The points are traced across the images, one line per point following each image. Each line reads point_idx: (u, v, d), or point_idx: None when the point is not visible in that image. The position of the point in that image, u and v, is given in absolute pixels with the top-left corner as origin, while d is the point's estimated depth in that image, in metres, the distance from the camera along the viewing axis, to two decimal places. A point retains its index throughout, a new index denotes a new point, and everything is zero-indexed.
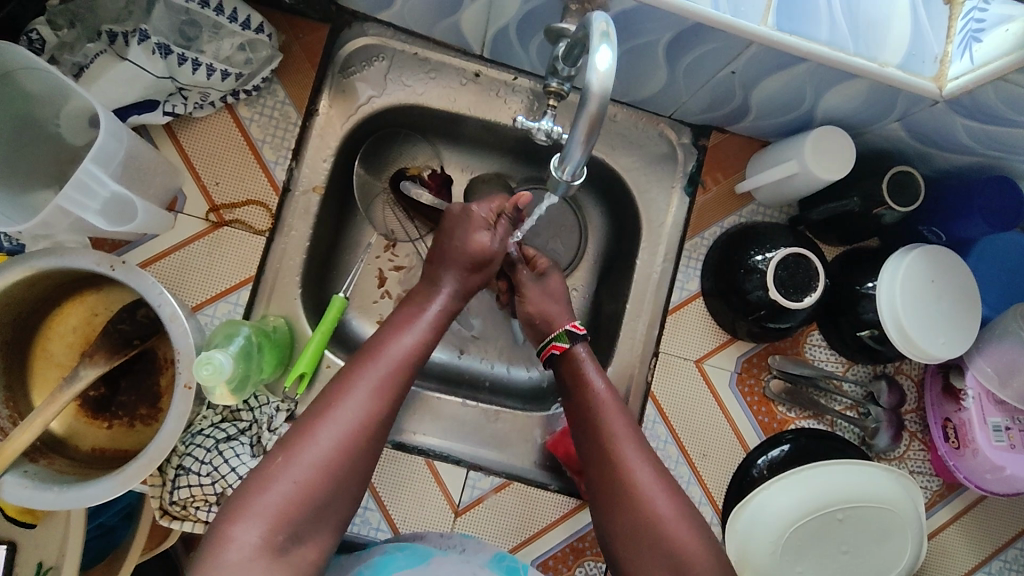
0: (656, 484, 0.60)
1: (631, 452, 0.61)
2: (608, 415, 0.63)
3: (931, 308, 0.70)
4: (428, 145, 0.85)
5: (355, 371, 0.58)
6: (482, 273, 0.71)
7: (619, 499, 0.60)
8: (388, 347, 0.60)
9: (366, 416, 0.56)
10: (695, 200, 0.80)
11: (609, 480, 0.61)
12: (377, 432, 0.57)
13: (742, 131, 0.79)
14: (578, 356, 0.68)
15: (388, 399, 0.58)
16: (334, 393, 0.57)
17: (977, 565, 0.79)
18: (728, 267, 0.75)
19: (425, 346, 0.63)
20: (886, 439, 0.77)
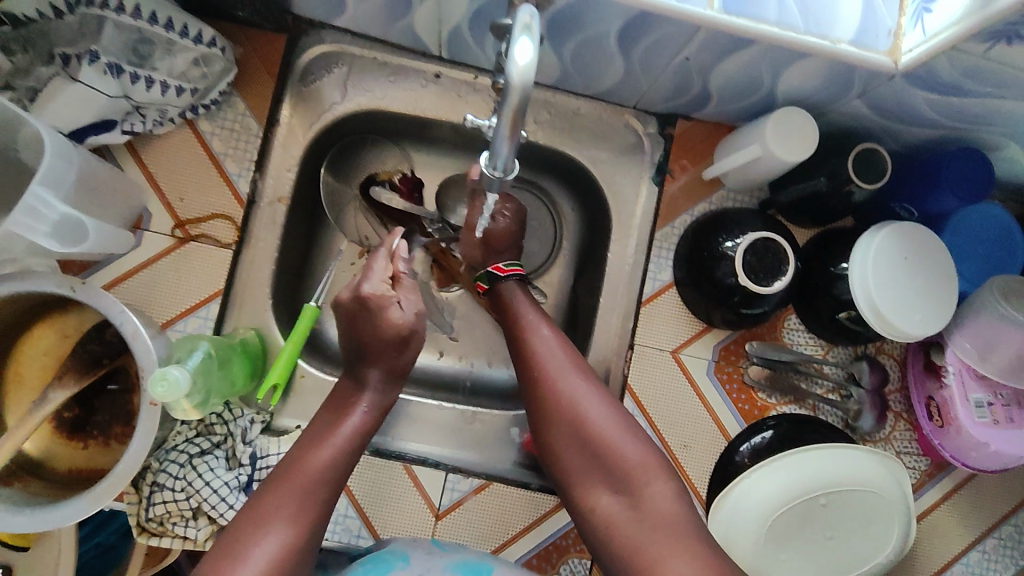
0: (589, 396, 0.64)
1: (564, 370, 0.66)
2: (537, 340, 0.68)
3: (906, 285, 0.69)
4: (397, 148, 0.85)
5: (268, 501, 0.57)
6: (404, 356, 0.69)
7: (553, 416, 0.65)
8: (301, 470, 0.60)
9: (283, 551, 0.55)
10: (664, 188, 0.79)
11: (544, 402, 0.65)
12: (300, 557, 0.56)
13: (707, 117, 0.78)
14: (508, 287, 0.72)
15: (304, 529, 0.57)
16: (249, 529, 0.56)
17: (971, 544, 0.78)
18: (698, 255, 0.74)
19: (347, 460, 0.62)
20: (871, 421, 0.76)
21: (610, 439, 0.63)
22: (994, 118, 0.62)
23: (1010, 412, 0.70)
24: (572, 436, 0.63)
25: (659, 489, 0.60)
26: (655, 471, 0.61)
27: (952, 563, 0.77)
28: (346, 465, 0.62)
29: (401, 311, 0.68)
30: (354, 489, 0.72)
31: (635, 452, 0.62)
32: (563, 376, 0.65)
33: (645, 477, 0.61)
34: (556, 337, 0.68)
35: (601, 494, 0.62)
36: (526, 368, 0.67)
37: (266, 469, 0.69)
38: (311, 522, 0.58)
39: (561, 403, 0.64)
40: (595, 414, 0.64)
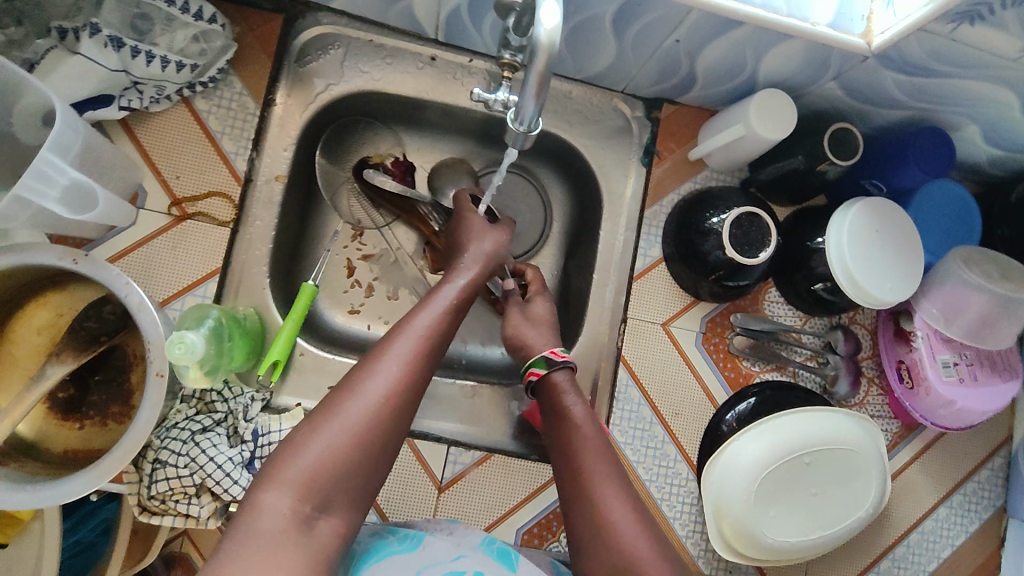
0: (626, 517, 0.57)
1: (603, 487, 0.59)
2: (581, 443, 0.62)
3: (878, 256, 0.74)
4: (390, 133, 0.87)
5: (388, 340, 0.59)
6: (494, 262, 0.73)
7: (580, 498, 0.59)
8: (417, 319, 0.61)
9: (393, 389, 0.55)
10: (652, 170, 0.82)
11: (583, 514, 0.58)
12: (414, 391, 0.57)
13: (692, 101, 0.82)
14: (556, 383, 0.68)
15: (416, 369, 0.57)
16: (369, 361, 0.57)
17: (939, 500, 0.83)
18: (687, 230, 0.78)
19: (451, 316, 0.64)
20: (846, 386, 0.81)
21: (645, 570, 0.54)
22: (955, 99, 0.68)
23: (975, 372, 0.75)
24: (601, 556, 0.56)
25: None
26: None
27: (923, 518, 0.82)
28: (452, 322, 0.64)
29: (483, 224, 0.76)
30: None
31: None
32: (606, 490, 0.59)
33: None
34: (602, 449, 0.62)
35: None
36: (564, 453, 0.63)
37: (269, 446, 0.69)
38: (418, 376, 0.57)
39: (586, 489, 0.59)
40: (631, 537, 0.55)
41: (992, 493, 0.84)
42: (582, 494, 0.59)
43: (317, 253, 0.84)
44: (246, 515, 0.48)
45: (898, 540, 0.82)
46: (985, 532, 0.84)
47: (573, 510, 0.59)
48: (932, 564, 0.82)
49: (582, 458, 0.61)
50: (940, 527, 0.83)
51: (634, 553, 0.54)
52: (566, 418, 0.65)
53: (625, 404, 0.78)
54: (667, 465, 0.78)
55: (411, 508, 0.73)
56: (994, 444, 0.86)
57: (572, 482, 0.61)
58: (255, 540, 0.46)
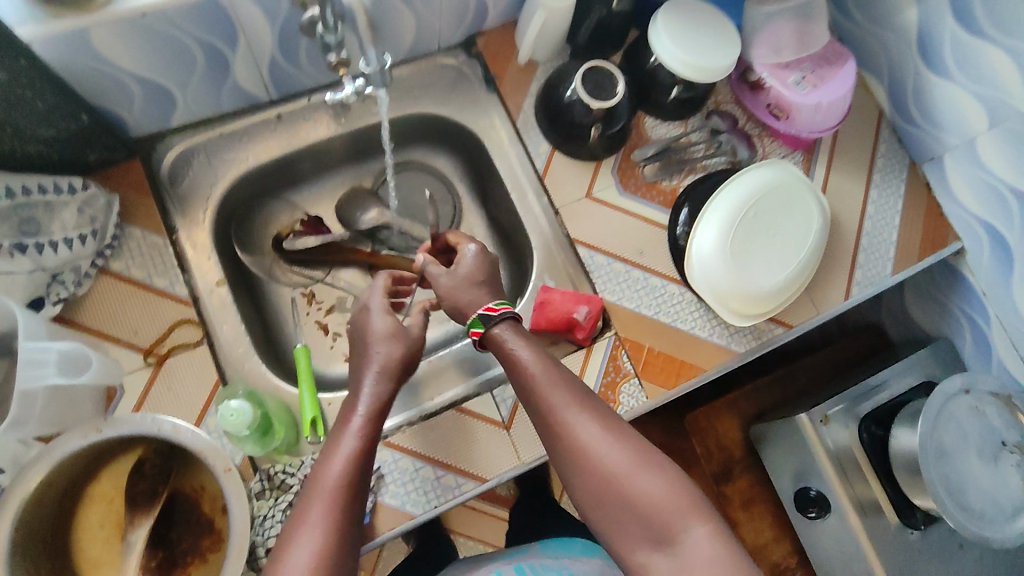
0: (606, 444, 0.61)
1: (574, 421, 0.62)
2: (547, 394, 0.64)
3: (700, 39, 0.86)
4: (283, 203, 0.96)
5: (303, 501, 0.56)
6: (412, 344, 0.68)
7: (570, 461, 0.62)
8: (324, 472, 0.57)
9: (319, 552, 0.52)
10: (500, 90, 0.92)
11: (574, 473, 0.61)
12: (339, 553, 0.53)
13: (496, 23, 0.92)
14: (508, 331, 0.69)
15: (347, 505, 0.56)
16: (294, 524, 0.55)
17: (868, 186, 0.98)
18: (556, 114, 0.88)
19: (361, 464, 0.58)
20: (746, 150, 0.94)
21: (635, 485, 0.59)
22: None
23: (820, 75, 0.89)
24: (604, 502, 0.60)
25: (696, 534, 0.57)
26: (686, 512, 0.58)
27: (864, 207, 0.96)
28: (371, 455, 0.60)
29: (377, 326, 0.69)
30: (429, 451, 0.78)
31: (653, 495, 0.58)
32: (579, 431, 0.62)
33: (675, 518, 0.57)
34: (568, 391, 0.64)
35: (626, 541, 0.59)
36: (540, 418, 0.64)
37: None
38: (347, 523, 0.55)
39: (574, 450, 0.61)
40: (617, 461, 0.60)
41: (898, 156, 1.00)
42: (569, 448, 0.62)
43: (291, 326, 0.91)
44: None
45: (859, 234, 0.95)
46: (912, 188, 0.99)
47: (570, 467, 0.62)
48: (892, 234, 0.96)
49: (550, 408, 0.63)
50: (879, 205, 0.97)
51: (617, 475, 0.60)
52: (523, 381, 0.66)
53: (599, 270, 0.87)
54: (660, 293, 0.87)
55: (496, 458, 0.79)
56: (874, 125, 1.02)
57: (555, 440, 0.63)
58: None
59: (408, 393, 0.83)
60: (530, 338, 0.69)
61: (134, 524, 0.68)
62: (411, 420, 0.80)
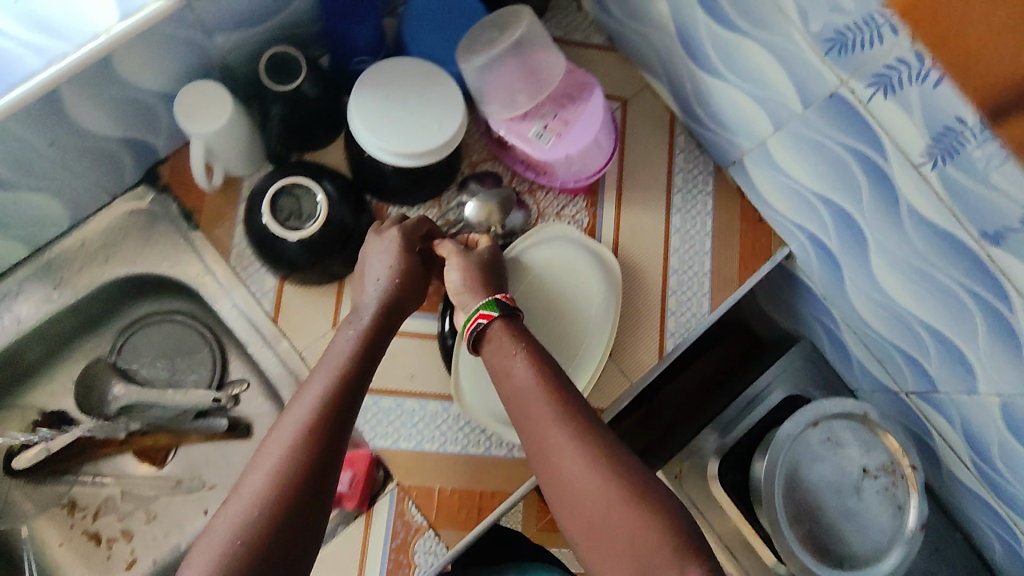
0: (585, 468, 0.56)
1: (559, 443, 0.58)
2: (537, 409, 0.60)
3: (407, 114, 0.70)
4: (9, 409, 0.82)
5: (274, 429, 0.56)
6: (399, 299, 0.67)
7: (551, 483, 0.58)
8: (302, 397, 0.58)
9: (271, 480, 0.52)
10: (204, 226, 0.77)
11: (563, 496, 0.57)
12: (295, 503, 0.52)
13: (171, 146, 0.76)
14: (501, 327, 0.66)
15: (323, 455, 0.54)
16: (264, 458, 0.55)
17: (669, 213, 0.84)
18: (265, 246, 0.72)
19: (339, 398, 0.58)
20: (518, 213, 0.80)
21: (619, 518, 0.54)
22: None
23: (563, 118, 0.74)
24: (592, 532, 0.55)
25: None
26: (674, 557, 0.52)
27: (668, 239, 0.83)
28: (352, 393, 0.59)
29: (374, 291, 0.67)
30: None
31: (642, 528, 0.53)
32: (565, 458, 0.57)
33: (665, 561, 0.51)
34: (564, 410, 0.60)
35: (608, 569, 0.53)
36: (537, 417, 0.61)
37: None
38: (323, 467, 0.54)
39: (557, 473, 0.57)
40: (604, 488, 0.55)
41: (701, 164, 0.85)
42: (559, 473, 0.57)
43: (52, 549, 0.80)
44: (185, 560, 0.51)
45: (666, 274, 0.82)
46: (722, 200, 0.85)
47: (554, 487, 0.58)
48: (704, 265, 0.82)
49: (539, 420, 0.60)
50: (685, 232, 0.83)
51: (613, 510, 0.55)
52: (519, 389, 0.62)
53: (364, 413, 0.75)
54: (441, 419, 0.76)
55: None
56: (667, 135, 0.86)
57: (544, 464, 0.59)
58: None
59: None
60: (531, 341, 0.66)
61: None
62: None
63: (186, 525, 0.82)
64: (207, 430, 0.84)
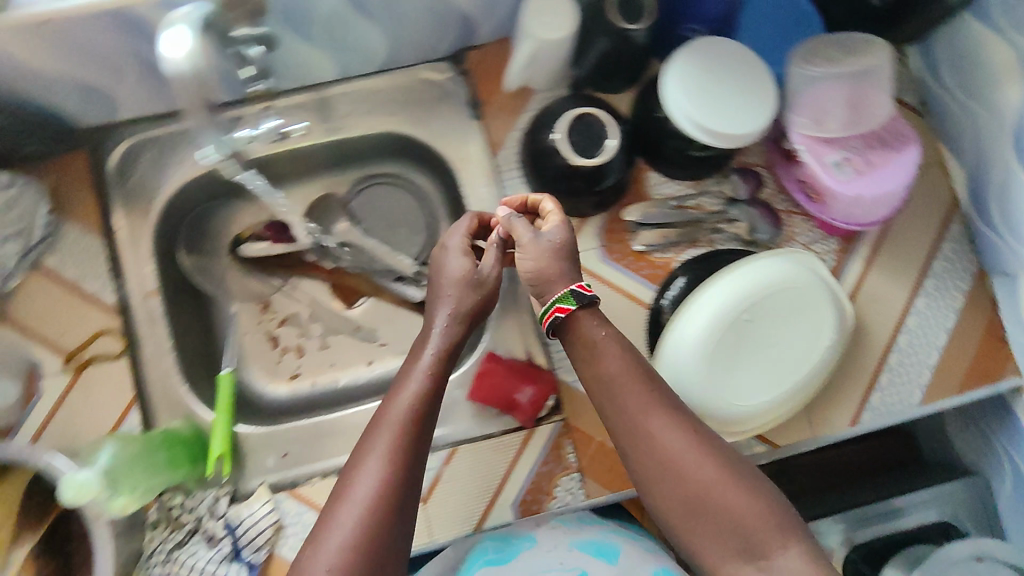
0: (686, 448, 0.57)
1: (657, 425, 0.58)
2: (629, 392, 0.60)
3: (721, 92, 0.71)
4: (248, 202, 0.89)
5: (369, 436, 0.58)
6: (487, 302, 0.67)
7: (643, 471, 0.58)
8: (391, 409, 0.59)
9: (382, 487, 0.55)
10: (485, 118, 0.81)
11: (659, 476, 0.57)
12: (396, 507, 0.55)
13: (489, 37, 0.80)
14: (584, 319, 0.63)
15: (414, 461, 0.57)
16: (352, 468, 0.57)
17: (913, 293, 0.80)
18: (539, 160, 0.76)
19: (423, 407, 0.60)
20: (768, 229, 0.79)
21: (725, 498, 0.55)
22: None
23: (868, 158, 0.73)
24: (693, 519, 0.56)
25: (788, 554, 0.52)
26: (774, 531, 0.53)
27: (903, 318, 0.79)
28: (434, 406, 0.61)
29: (456, 266, 0.67)
30: None
31: (745, 509, 0.54)
32: (661, 441, 0.58)
33: (769, 542, 0.53)
34: (648, 395, 0.60)
35: (710, 550, 0.55)
36: (618, 405, 0.60)
37: (247, 535, 0.70)
38: (414, 477, 0.57)
39: (655, 460, 0.57)
40: (706, 469, 0.56)
41: (966, 260, 0.81)
42: (657, 459, 0.57)
43: (243, 333, 0.87)
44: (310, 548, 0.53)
45: (888, 349, 0.79)
46: (974, 302, 0.80)
47: (645, 472, 0.58)
48: (931, 357, 0.79)
49: (634, 408, 0.59)
50: (923, 318, 0.80)
51: (714, 489, 0.55)
52: (607, 377, 0.61)
53: (558, 345, 0.77)
54: None
55: None
56: (941, 218, 0.82)
57: (636, 453, 0.59)
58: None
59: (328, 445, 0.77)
60: (610, 326, 0.64)
61: (19, 538, 0.67)
62: (327, 472, 0.74)
63: (351, 367, 0.88)
64: (399, 296, 0.90)
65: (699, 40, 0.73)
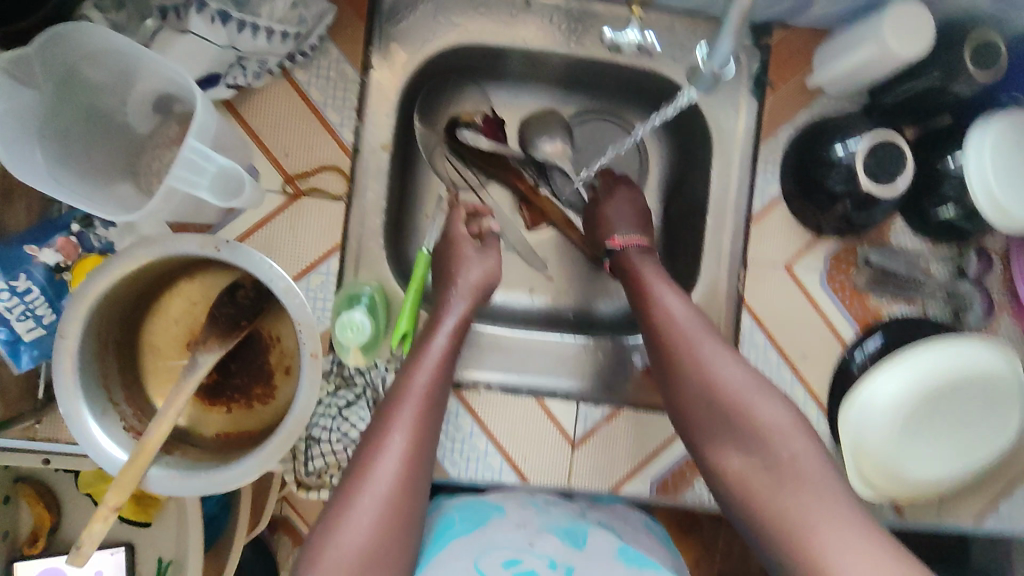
0: (720, 359, 0.66)
1: (697, 339, 0.67)
2: (667, 304, 0.70)
3: (1021, 172, 0.70)
4: (476, 89, 0.84)
5: (389, 414, 0.60)
6: (486, 288, 0.71)
7: (681, 371, 0.67)
8: (408, 390, 0.61)
9: (403, 470, 0.58)
10: (764, 101, 0.78)
11: (692, 381, 0.66)
12: (410, 492, 0.58)
13: (805, 23, 0.76)
14: (629, 252, 0.75)
15: (423, 442, 0.60)
16: (373, 448, 0.59)
17: None
18: (806, 164, 0.75)
19: (433, 405, 0.62)
20: (980, 314, 0.79)
21: (749, 402, 0.63)
22: None
23: None
24: (722, 425, 0.64)
25: (804, 450, 0.60)
26: (795, 431, 0.62)
27: None
28: (435, 405, 0.62)
29: (473, 272, 0.71)
30: (492, 427, 0.74)
31: (772, 416, 0.62)
32: (701, 350, 0.67)
33: (790, 441, 0.61)
34: (696, 325, 0.68)
35: (731, 451, 0.63)
36: (658, 328, 0.70)
37: None
38: (423, 452, 0.60)
39: (695, 367, 0.66)
40: (733, 377, 0.65)
41: None
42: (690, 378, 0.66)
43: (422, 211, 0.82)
44: (324, 534, 0.55)
45: None
46: None
47: (679, 385, 0.67)
48: None
49: (668, 318, 0.69)
50: None
51: (741, 393, 0.64)
52: (645, 286, 0.72)
53: (750, 349, 0.77)
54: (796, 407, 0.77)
55: (549, 467, 0.74)
56: None
57: (673, 360, 0.68)
58: (337, 547, 0.54)
59: (493, 359, 0.78)
60: (655, 264, 0.75)
61: (205, 345, 0.62)
62: (489, 385, 0.76)
63: (513, 289, 0.86)
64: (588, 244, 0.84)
65: (1015, 109, 0.70)
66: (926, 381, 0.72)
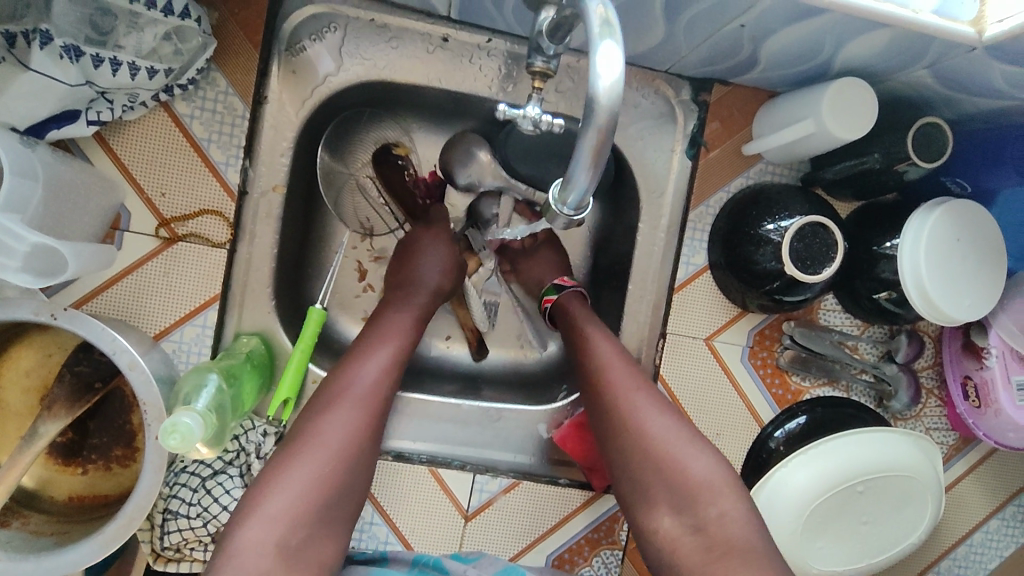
0: (652, 411, 0.58)
1: (631, 389, 0.59)
2: (598, 346, 0.63)
3: (955, 268, 0.65)
4: (396, 123, 0.77)
5: (336, 391, 0.56)
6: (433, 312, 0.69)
7: (609, 421, 0.59)
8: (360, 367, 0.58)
9: (345, 446, 0.53)
10: (699, 162, 0.72)
11: (619, 435, 0.58)
12: (348, 473, 0.53)
13: (748, 82, 0.70)
14: (568, 299, 0.70)
15: (370, 413, 0.56)
16: (316, 423, 0.54)
17: (992, 512, 0.80)
18: (735, 233, 0.69)
19: (385, 387, 0.58)
20: (906, 400, 0.75)
21: (675, 455, 0.55)
22: None
23: None
24: (649, 482, 0.55)
25: (731, 509, 0.52)
26: (723, 489, 0.53)
27: (973, 532, 0.79)
28: (389, 390, 0.59)
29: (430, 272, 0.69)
30: (379, 496, 0.69)
31: (704, 471, 0.54)
32: (636, 396, 0.59)
33: (719, 498, 0.53)
34: (626, 366, 0.61)
35: (660, 512, 0.54)
36: (589, 376, 0.62)
37: None
38: (369, 432, 0.55)
39: (619, 417, 0.58)
40: (661, 431, 0.56)
41: None
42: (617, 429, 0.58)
43: (332, 253, 0.78)
44: (250, 508, 0.49)
45: (943, 554, 0.79)
46: None
47: (606, 431, 0.59)
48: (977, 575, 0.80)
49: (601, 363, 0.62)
50: (989, 539, 0.80)
51: (670, 445, 0.56)
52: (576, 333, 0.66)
53: None
54: None
55: (439, 539, 0.70)
56: None
57: (605, 406, 0.60)
58: (262, 522, 0.48)
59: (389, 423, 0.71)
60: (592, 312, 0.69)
61: (50, 411, 0.57)
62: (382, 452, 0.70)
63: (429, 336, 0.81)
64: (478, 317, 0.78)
65: (958, 200, 0.65)
66: (844, 474, 0.68)
